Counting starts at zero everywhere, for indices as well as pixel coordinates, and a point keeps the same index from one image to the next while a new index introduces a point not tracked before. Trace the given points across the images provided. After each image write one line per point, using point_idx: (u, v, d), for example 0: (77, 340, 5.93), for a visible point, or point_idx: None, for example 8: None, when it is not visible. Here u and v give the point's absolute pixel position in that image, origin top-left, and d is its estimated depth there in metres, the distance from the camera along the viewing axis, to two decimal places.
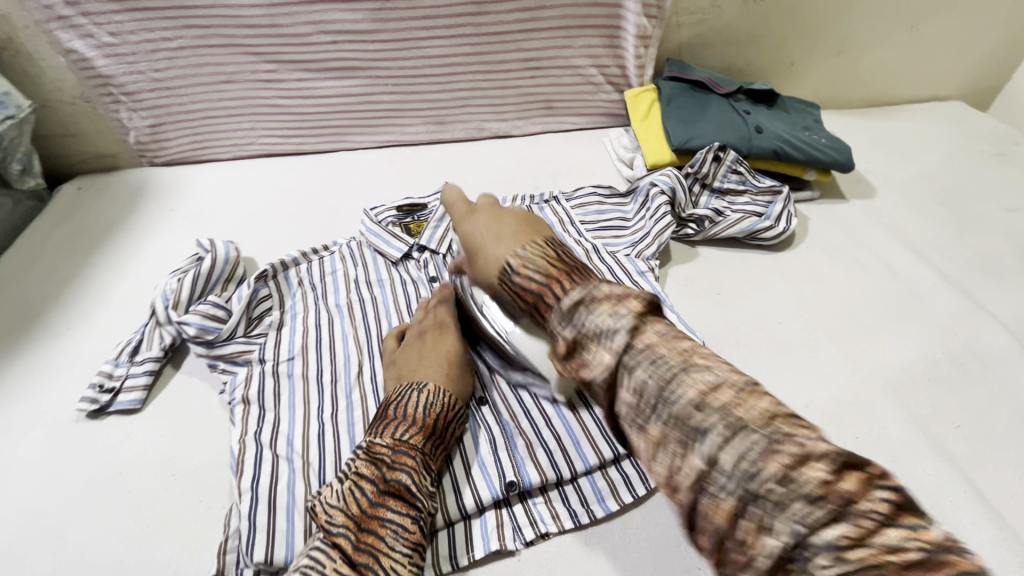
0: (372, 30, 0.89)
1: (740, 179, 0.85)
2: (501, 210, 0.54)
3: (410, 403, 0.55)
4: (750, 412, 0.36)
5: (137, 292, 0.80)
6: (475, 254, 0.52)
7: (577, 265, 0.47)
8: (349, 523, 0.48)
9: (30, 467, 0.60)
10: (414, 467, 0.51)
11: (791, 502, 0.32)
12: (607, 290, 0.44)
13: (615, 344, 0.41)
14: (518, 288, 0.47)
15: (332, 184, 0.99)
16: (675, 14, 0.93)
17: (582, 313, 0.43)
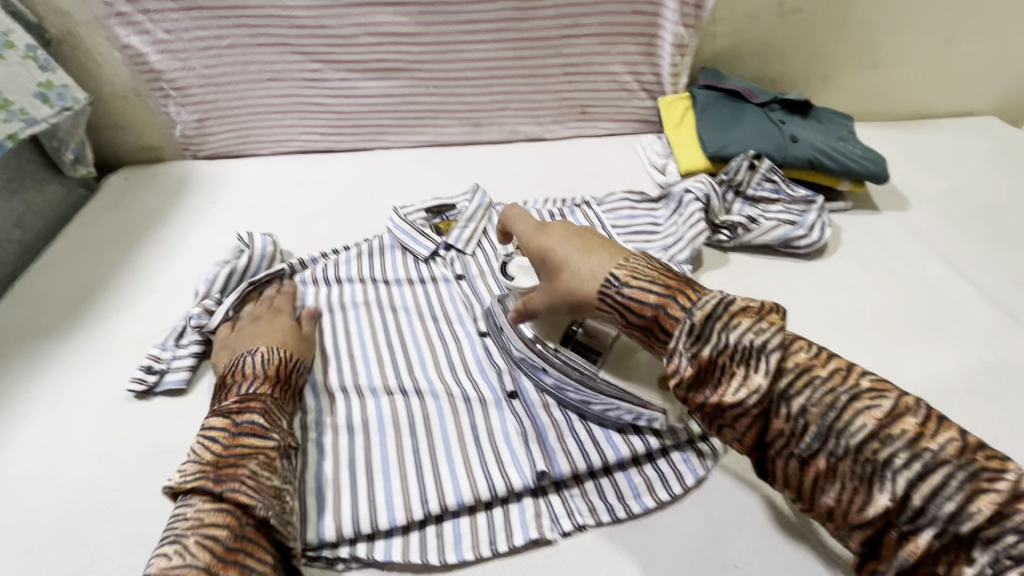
0: (417, 32, 0.92)
1: (774, 187, 0.85)
2: (583, 229, 0.61)
3: (246, 365, 0.61)
4: (942, 444, 0.42)
5: (183, 279, 0.83)
6: (566, 266, 0.57)
7: (683, 279, 0.54)
8: (204, 467, 0.51)
9: (85, 443, 0.63)
10: (262, 408, 0.57)
11: (997, 535, 0.40)
12: (737, 303, 0.50)
13: (765, 364, 0.47)
14: (631, 303, 0.52)
15: (370, 181, 1.01)
16: (712, 23, 0.94)
17: (720, 329, 0.48)
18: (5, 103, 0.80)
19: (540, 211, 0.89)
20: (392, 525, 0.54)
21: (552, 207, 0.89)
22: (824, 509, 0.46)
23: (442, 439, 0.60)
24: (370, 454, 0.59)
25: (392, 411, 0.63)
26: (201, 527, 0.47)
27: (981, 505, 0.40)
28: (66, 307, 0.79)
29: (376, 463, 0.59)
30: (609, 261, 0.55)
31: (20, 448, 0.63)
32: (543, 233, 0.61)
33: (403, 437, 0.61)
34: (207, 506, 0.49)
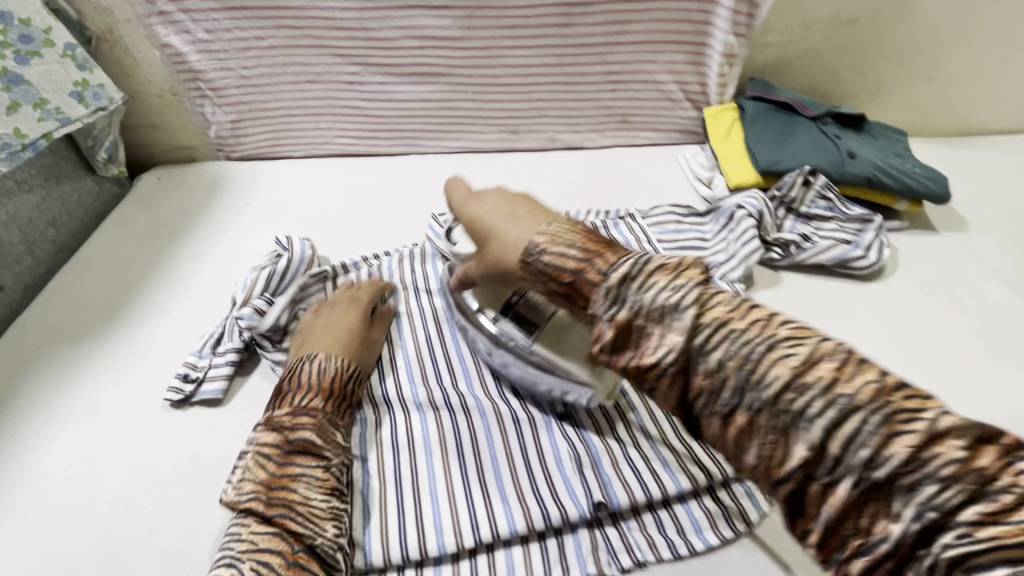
0: (459, 37, 0.90)
1: (828, 205, 0.82)
2: (513, 190, 0.57)
3: (303, 374, 0.60)
4: (860, 389, 0.36)
5: (217, 284, 0.81)
6: (491, 235, 0.54)
7: (605, 241, 0.50)
8: (258, 488, 0.51)
9: (123, 454, 0.62)
10: (315, 424, 0.56)
11: (927, 487, 0.34)
12: (658, 262, 0.46)
13: (684, 319, 0.42)
14: (550, 269, 0.49)
15: (404, 187, 0.99)
16: (764, 33, 0.91)
17: (634, 292, 0.45)
18: (40, 102, 0.79)
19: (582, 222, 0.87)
20: (442, 552, 0.52)
21: (594, 218, 0.88)
22: (747, 467, 0.41)
23: (491, 463, 0.58)
24: (416, 477, 0.58)
25: (438, 431, 0.61)
26: (253, 554, 0.47)
27: (898, 450, 0.35)
28: (100, 310, 0.78)
29: (422, 487, 0.57)
30: (532, 225, 0.52)
31: (55, 457, 0.61)
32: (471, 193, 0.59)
33: (450, 459, 0.59)
34: (259, 530, 0.49)
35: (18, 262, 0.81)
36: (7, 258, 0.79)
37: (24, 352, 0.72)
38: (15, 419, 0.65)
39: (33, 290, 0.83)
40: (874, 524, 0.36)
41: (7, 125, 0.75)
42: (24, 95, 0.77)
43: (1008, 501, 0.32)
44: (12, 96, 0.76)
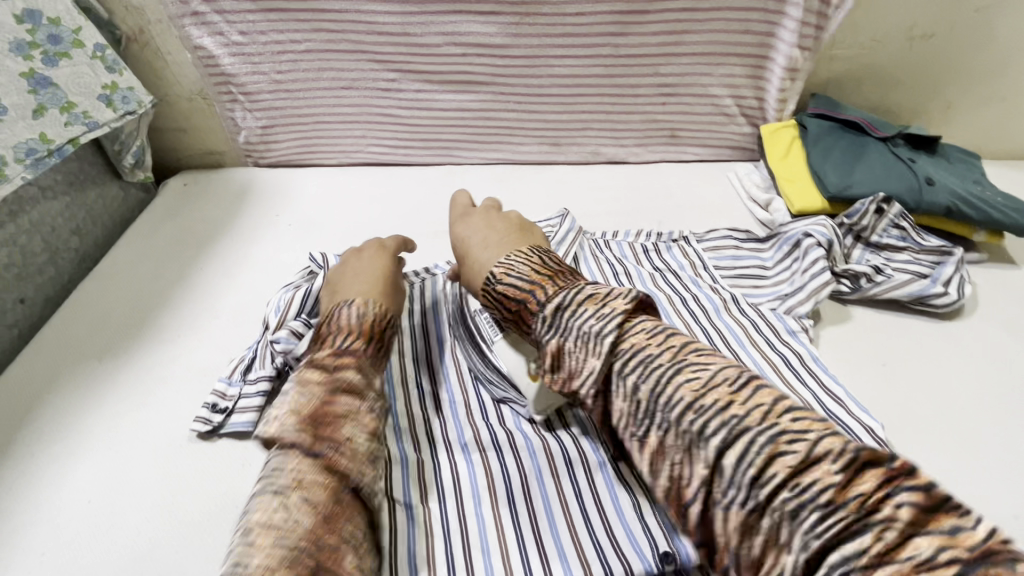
0: (505, 45, 0.85)
1: (901, 235, 0.76)
2: (494, 223, 0.61)
3: (342, 317, 0.57)
4: (751, 409, 0.35)
5: (246, 301, 0.77)
6: (466, 253, 0.59)
7: (562, 269, 0.51)
8: (304, 422, 0.48)
9: (147, 488, 0.58)
10: (358, 367, 0.53)
11: (805, 513, 0.32)
12: (591, 292, 0.46)
13: (605, 345, 0.41)
14: (502, 296, 0.50)
15: (439, 199, 0.94)
16: (831, 46, 0.85)
17: (567, 318, 0.44)
18: (68, 106, 0.75)
19: (632, 244, 0.82)
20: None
21: (644, 240, 0.83)
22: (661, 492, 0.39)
23: (544, 514, 0.53)
24: (464, 526, 0.53)
25: (485, 475, 0.57)
26: (300, 489, 0.44)
27: (778, 470, 0.33)
28: (124, 327, 0.74)
29: (474, 541, 0.51)
30: (495, 254, 0.55)
31: (74, 492, 0.58)
32: (459, 223, 0.64)
33: (500, 507, 0.54)
34: (307, 465, 0.45)
35: (41, 273, 0.77)
36: (29, 269, 0.75)
37: (45, 370, 0.69)
38: (34, 447, 0.62)
39: (54, 302, 0.80)
40: (766, 552, 0.34)
41: (33, 130, 0.71)
42: (51, 98, 0.73)
43: (891, 538, 0.29)
44: (39, 99, 0.72)
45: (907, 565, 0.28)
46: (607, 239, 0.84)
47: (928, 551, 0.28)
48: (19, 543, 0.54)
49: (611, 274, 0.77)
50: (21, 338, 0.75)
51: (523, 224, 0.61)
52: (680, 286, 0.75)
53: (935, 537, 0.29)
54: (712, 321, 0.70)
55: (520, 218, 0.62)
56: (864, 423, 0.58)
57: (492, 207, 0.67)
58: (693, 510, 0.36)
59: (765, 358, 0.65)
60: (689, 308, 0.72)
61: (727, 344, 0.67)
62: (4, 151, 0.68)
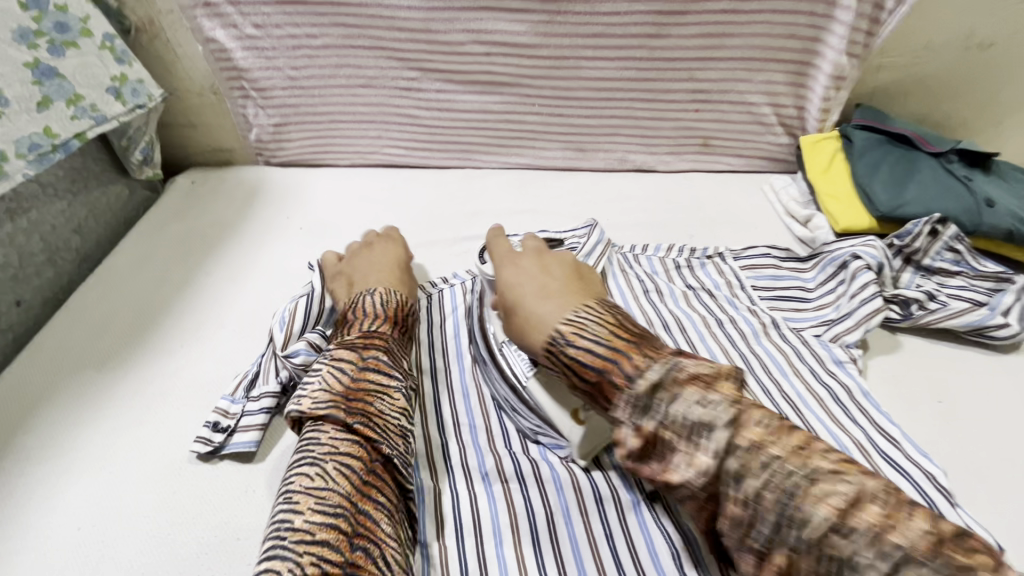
0: (533, 45, 0.80)
1: (955, 258, 0.71)
2: (551, 270, 0.56)
3: (365, 304, 0.60)
4: (908, 537, 0.33)
5: (253, 309, 0.73)
6: (517, 303, 0.53)
7: (638, 331, 0.46)
8: (335, 398, 0.49)
9: (142, 515, 0.54)
10: (385, 347, 0.55)
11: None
12: (689, 368, 0.42)
13: (716, 443, 0.38)
14: (574, 361, 0.46)
15: (457, 204, 0.89)
16: (881, 53, 0.80)
17: (662, 402, 0.41)
18: (74, 98, 0.71)
19: (663, 259, 0.78)
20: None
21: (676, 255, 0.78)
22: None
23: (573, 555, 0.48)
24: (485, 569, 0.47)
25: (507, 510, 0.51)
26: (336, 456, 0.45)
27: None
28: (125, 335, 0.70)
29: None
30: (562, 310, 0.49)
31: (65, 517, 0.54)
32: (512, 266, 0.58)
33: (523, 548, 0.48)
34: (339, 435, 0.46)
35: (39, 274, 0.73)
36: (26, 271, 0.71)
37: (41, 378, 0.65)
38: (26, 465, 0.58)
39: (53, 304, 0.76)
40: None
41: (37, 124, 0.67)
42: (57, 90, 0.69)
43: None
44: (44, 91, 0.68)
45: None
46: (636, 254, 0.79)
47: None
48: (6, 572, 0.50)
49: (641, 291, 0.72)
50: (16, 343, 0.71)
51: (580, 270, 0.57)
52: (715, 307, 0.70)
53: None
54: (752, 347, 0.65)
55: (574, 261, 0.59)
56: (923, 468, 0.52)
57: (540, 248, 0.61)
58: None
59: (810, 391, 0.60)
60: (725, 332, 0.66)
61: (768, 373, 0.62)
62: (5, 145, 0.64)
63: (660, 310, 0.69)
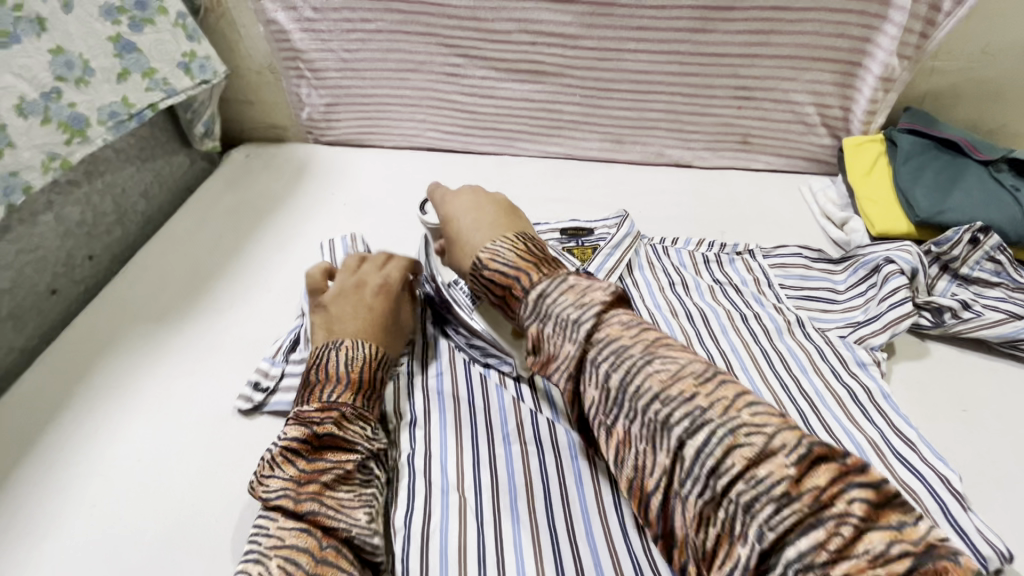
0: (577, 35, 0.82)
1: (996, 269, 0.69)
2: (483, 207, 0.62)
3: (330, 363, 0.57)
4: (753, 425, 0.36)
5: (296, 275, 0.78)
6: (456, 239, 0.61)
7: (545, 257, 0.54)
8: (290, 484, 0.49)
9: (193, 452, 0.60)
10: (341, 420, 0.53)
11: (762, 505, 0.33)
12: (573, 283, 0.49)
13: (579, 334, 0.45)
14: (489, 280, 0.55)
15: (492, 189, 0.92)
16: (935, 57, 0.78)
17: (546, 305, 0.49)
18: (150, 72, 0.77)
19: (692, 252, 0.78)
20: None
21: (705, 250, 0.79)
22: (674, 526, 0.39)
23: (581, 518, 0.51)
24: (499, 523, 0.50)
25: (523, 472, 0.54)
26: (281, 550, 0.45)
27: (736, 460, 0.35)
28: (181, 292, 0.76)
29: (507, 540, 0.49)
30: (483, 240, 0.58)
31: (126, 449, 0.60)
32: (449, 203, 0.66)
33: (535, 508, 0.52)
34: (286, 525, 0.46)
35: (110, 232, 0.80)
36: (99, 227, 0.78)
37: (106, 325, 0.72)
38: (93, 402, 0.64)
39: (119, 261, 0.83)
40: (719, 544, 0.35)
41: (116, 93, 0.74)
42: (134, 63, 0.75)
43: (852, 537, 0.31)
44: (123, 63, 0.74)
45: (862, 559, 0.30)
46: (666, 245, 0.80)
47: (881, 546, 0.30)
48: (75, 492, 0.57)
49: (667, 284, 0.74)
50: (87, 292, 0.78)
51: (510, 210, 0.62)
52: (741, 302, 0.71)
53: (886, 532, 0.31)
54: (774, 344, 0.66)
55: (506, 202, 0.64)
56: (939, 472, 0.53)
57: (479, 192, 0.66)
58: (653, 499, 0.40)
59: (829, 389, 0.61)
60: (749, 327, 0.67)
61: (788, 369, 0.63)
62: (89, 113, 0.70)
63: (684, 302, 0.71)
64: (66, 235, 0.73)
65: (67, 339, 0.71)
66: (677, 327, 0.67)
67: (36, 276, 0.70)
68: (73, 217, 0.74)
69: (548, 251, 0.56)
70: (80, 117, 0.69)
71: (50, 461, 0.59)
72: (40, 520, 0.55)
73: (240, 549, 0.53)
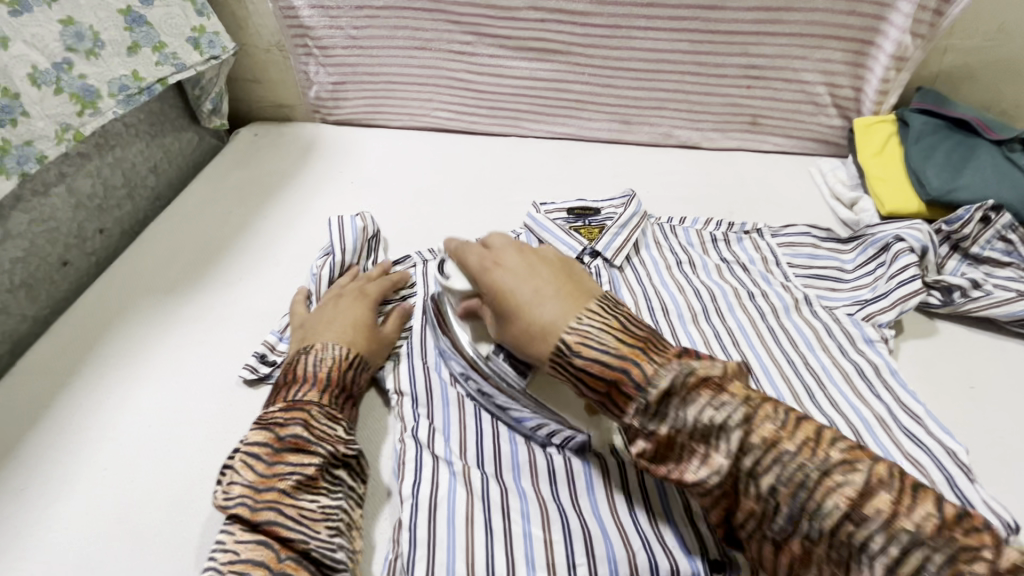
0: (587, 12, 0.81)
1: (1006, 249, 0.69)
2: (539, 269, 0.51)
3: (298, 365, 0.57)
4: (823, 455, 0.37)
5: (303, 252, 0.79)
6: (516, 311, 0.48)
7: (646, 334, 0.44)
8: (245, 491, 0.47)
9: (202, 421, 0.60)
10: (306, 418, 0.52)
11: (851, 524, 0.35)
12: (700, 371, 0.41)
13: (731, 443, 0.39)
14: (584, 372, 0.43)
15: (500, 169, 0.91)
16: (948, 36, 0.77)
17: (675, 407, 0.40)
18: (159, 46, 0.77)
19: (700, 231, 0.78)
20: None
21: (713, 229, 0.78)
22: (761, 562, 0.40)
23: (587, 493, 0.51)
24: (506, 495, 0.50)
25: (528, 447, 0.54)
26: (235, 565, 0.43)
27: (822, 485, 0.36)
28: (190, 266, 0.77)
29: (514, 512, 0.49)
30: (564, 313, 0.45)
31: (136, 416, 0.61)
32: (495, 266, 0.53)
33: (540, 481, 0.52)
34: (244, 538, 0.45)
35: (119, 206, 0.81)
36: (109, 202, 0.79)
37: (115, 299, 0.73)
38: (104, 370, 0.65)
39: (129, 236, 0.83)
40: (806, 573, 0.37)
41: (126, 67, 0.74)
42: (144, 36, 0.75)
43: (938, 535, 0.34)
44: (134, 36, 0.74)
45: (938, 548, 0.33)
46: (673, 225, 0.80)
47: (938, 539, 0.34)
48: (87, 457, 0.58)
49: (674, 263, 0.74)
50: (97, 266, 0.78)
51: (568, 268, 0.52)
52: (748, 281, 0.71)
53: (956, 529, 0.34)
54: (781, 321, 0.65)
55: (562, 259, 0.53)
56: (945, 445, 0.53)
57: (525, 248, 0.54)
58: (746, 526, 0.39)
59: (836, 365, 0.61)
60: (756, 304, 0.67)
61: (794, 346, 0.63)
62: (100, 85, 0.71)
63: (692, 281, 0.71)
64: (78, 207, 0.74)
65: (78, 311, 0.72)
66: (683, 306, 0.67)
67: (47, 247, 0.71)
68: (84, 190, 0.75)
69: (645, 324, 0.46)
70: (91, 88, 0.70)
71: (61, 427, 0.60)
72: (54, 484, 0.56)
73: (203, 552, 0.51)
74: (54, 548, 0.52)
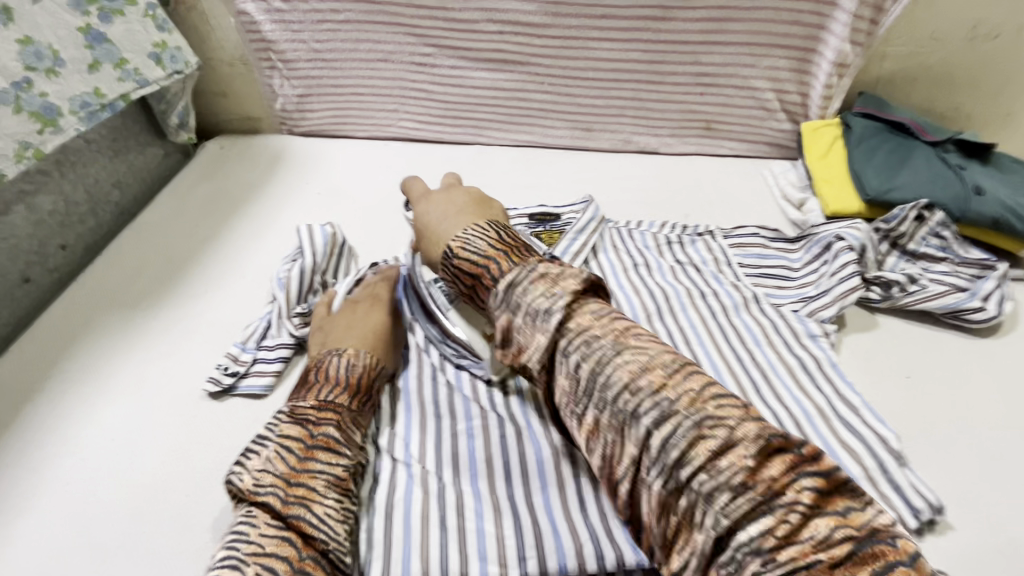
0: (542, 24, 0.84)
1: (942, 244, 0.73)
2: (450, 201, 0.66)
3: (331, 366, 0.58)
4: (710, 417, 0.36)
5: (265, 262, 0.80)
6: (428, 229, 0.65)
7: (516, 245, 0.55)
8: (278, 481, 0.48)
9: (165, 434, 0.61)
10: (338, 421, 0.53)
11: (719, 493, 0.34)
12: (539, 270, 0.49)
13: (549, 323, 0.45)
14: (459, 269, 0.56)
15: (464, 177, 0.93)
16: (884, 43, 0.81)
17: (514, 295, 0.48)
18: (121, 62, 0.78)
19: (655, 234, 0.81)
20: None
21: (668, 232, 0.81)
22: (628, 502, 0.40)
23: (541, 492, 0.52)
24: (461, 493, 0.52)
25: (484, 446, 0.55)
26: (260, 558, 0.43)
27: (699, 452, 0.35)
28: (155, 280, 0.78)
29: (468, 511, 0.50)
30: (452, 228, 0.61)
31: (99, 429, 0.62)
32: (424, 201, 0.69)
33: (495, 483, 0.53)
34: (269, 532, 0.45)
35: (82, 222, 0.81)
36: (71, 217, 0.79)
37: (79, 314, 0.73)
38: (68, 386, 0.65)
39: (93, 250, 0.84)
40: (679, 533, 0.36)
41: (88, 84, 0.74)
42: (106, 54, 0.76)
43: (794, 521, 0.32)
44: (95, 54, 0.75)
45: (807, 544, 0.31)
46: (630, 229, 0.82)
47: (824, 532, 0.32)
48: (50, 471, 0.58)
49: (631, 265, 0.76)
50: (60, 282, 0.78)
51: (485, 204, 0.65)
52: (700, 281, 0.73)
53: (832, 519, 0.32)
54: (730, 319, 0.68)
55: (479, 195, 0.67)
56: (878, 432, 0.56)
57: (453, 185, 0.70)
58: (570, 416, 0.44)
59: (781, 360, 0.63)
60: (707, 303, 0.70)
61: (742, 342, 0.65)
62: (61, 102, 0.71)
63: (647, 283, 0.73)
64: (39, 223, 0.74)
65: (42, 326, 0.72)
66: (640, 311, 0.69)
67: (8, 264, 0.71)
68: (46, 207, 0.75)
69: (520, 239, 0.57)
70: (52, 106, 0.70)
71: (24, 444, 0.60)
72: (12, 499, 0.56)
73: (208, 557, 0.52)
74: (13, 564, 0.52)
